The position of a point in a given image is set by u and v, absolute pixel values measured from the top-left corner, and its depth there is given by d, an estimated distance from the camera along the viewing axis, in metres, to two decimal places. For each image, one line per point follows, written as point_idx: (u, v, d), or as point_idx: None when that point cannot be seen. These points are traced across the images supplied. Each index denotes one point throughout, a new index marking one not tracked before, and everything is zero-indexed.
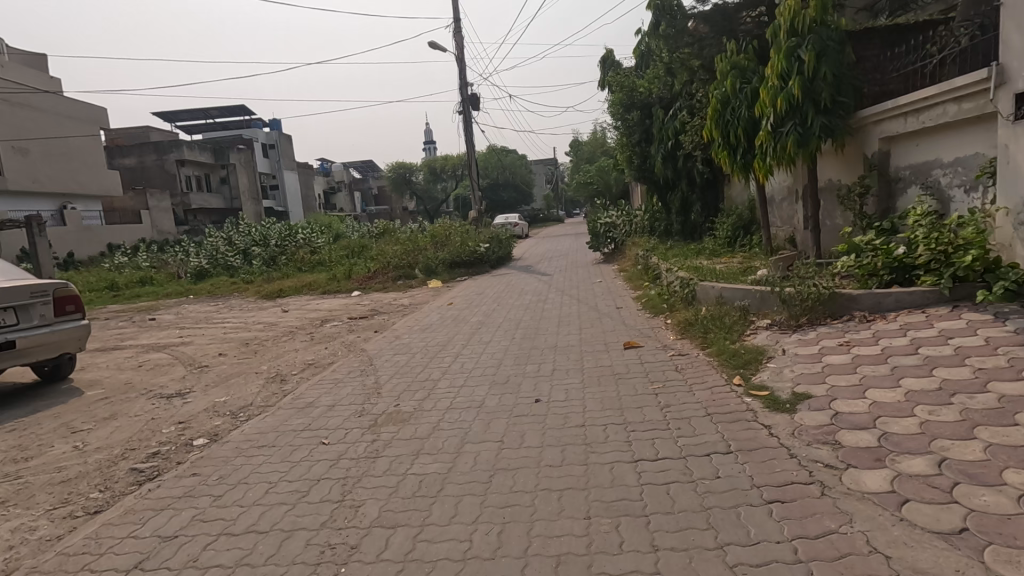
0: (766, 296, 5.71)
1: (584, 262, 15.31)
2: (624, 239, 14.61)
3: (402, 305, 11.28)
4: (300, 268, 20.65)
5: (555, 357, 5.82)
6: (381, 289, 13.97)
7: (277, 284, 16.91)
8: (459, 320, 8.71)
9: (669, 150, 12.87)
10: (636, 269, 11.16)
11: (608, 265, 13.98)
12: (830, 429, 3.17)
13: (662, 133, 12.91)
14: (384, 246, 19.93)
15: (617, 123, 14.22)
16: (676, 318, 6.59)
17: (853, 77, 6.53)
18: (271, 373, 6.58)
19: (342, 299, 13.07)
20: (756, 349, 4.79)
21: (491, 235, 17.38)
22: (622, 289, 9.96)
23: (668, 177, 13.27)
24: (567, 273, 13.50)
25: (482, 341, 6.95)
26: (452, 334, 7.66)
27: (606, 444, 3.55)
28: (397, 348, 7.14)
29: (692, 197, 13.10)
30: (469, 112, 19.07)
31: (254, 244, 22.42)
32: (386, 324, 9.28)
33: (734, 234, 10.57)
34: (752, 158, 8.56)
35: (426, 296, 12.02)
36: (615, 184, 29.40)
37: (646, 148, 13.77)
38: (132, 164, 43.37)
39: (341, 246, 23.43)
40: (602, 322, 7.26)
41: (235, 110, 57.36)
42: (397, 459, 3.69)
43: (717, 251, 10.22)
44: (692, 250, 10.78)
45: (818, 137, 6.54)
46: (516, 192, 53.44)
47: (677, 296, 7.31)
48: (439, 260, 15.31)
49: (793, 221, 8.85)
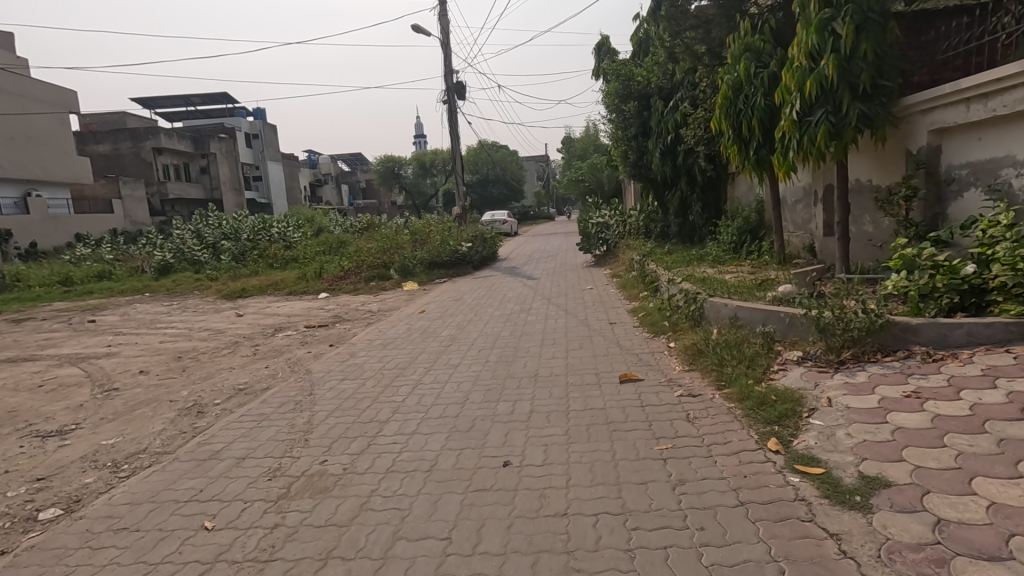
0: (794, 321, 4.62)
1: (574, 264, 14.21)
2: (617, 241, 13.53)
3: (369, 311, 10.08)
4: (272, 264, 19.40)
5: (533, 392, 4.68)
6: (352, 291, 12.75)
7: (242, 282, 15.61)
8: (427, 333, 7.55)
9: (668, 146, 11.77)
10: (632, 276, 10.03)
11: (599, 269, 12.90)
12: (938, 556, 2.10)
13: (661, 126, 11.78)
14: (361, 243, 18.72)
15: (612, 115, 13.09)
16: (681, 343, 5.48)
17: (897, 57, 5.46)
18: (188, 401, 5.39)
19: (307, 301, 11.87)
20: (791, 395, 3.70)
21: (474, 233, 16.18)
22: (616, 300, 8.81)
23: (667, 174, 12.18)
24: (555, 277, 12.40)
25: (448, 364, 5.79)
26: (416, 352, 6.50)
27: (595, 555, 2.43)
28: (347, 371, 5.97)
29: (692, 197, 12.02)
30: (453, 101, 17.87)
31: (223, 238, 21.04)
32: (344, 335, 8.10)
33: (739, 239, 9.52)
34: (767, 155, 7.48)
35: (398, 302, 10.84)
36: (608, 182, 28.35)
37: (643, 143, 12.65)
38: (107, 151, 41.64)
39: (318, 241, 22.17)
40: (591, 343, 6.14)
41: (218, 97, 55.58)
42: (294, 571, 2.55)
43: (722, 258, 9.13)
44: (692, 256, 9.73)
45: (855, 128, 5.45)
46: (506, 189, 52.26)
47: (681, 314, 6.20)
48: (417, 259, 14.10)
49: (810, 227, 7.80)
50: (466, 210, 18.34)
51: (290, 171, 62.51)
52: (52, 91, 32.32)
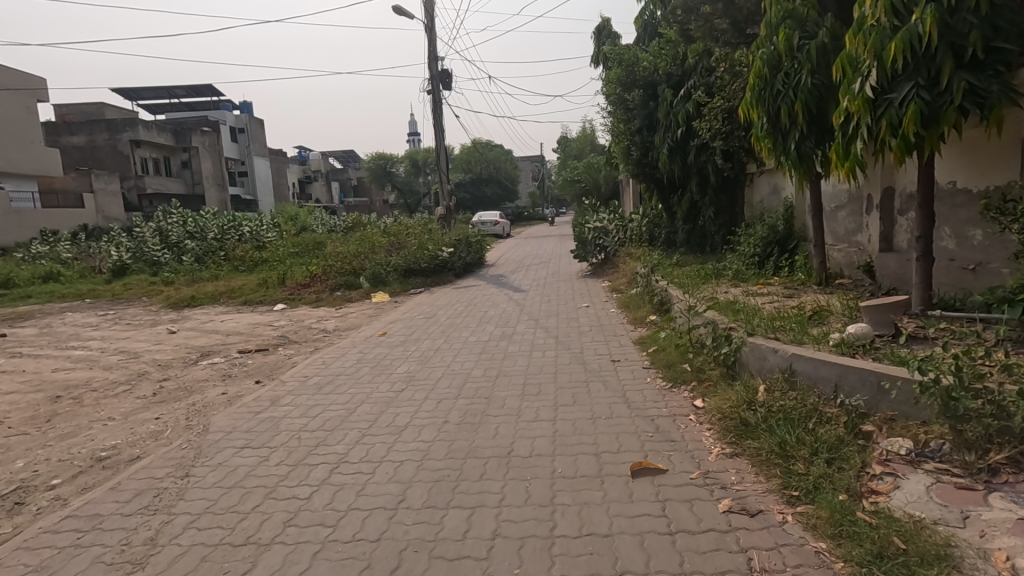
0: (898, 390, 3.08)
1: (568, 274, 12.68)
2: (617, 249, 12.05)
3: (323, 331, 8.45)
4: (239, 266, 17.77)
5: (503, 494, 3.11)
6: (313, 303, 11.11)
7: (196, 288, 13.96)
8: (379, 368, 5.94)
9: (678, 141, 10.23)
10: (636, 293, 8.44)
11: (596, 281, 11.39)
12: None
13: (670, 118, 10.23)
14: (337, 245, 17.15)
15: (612, 106, 11.54)
16: (714, 404, 3.94)
17: (1020, 12, 3.94)
18: (13, 481, 3.77)
19: (260, 314, 10.28)
20: (935, 547, 2.16)
21: (458, 236, 14.58)
22: (617, 325, 7.23)
23: (675, 174, 10.66)
24: (547, 289, 10.87)
25: (391, 428, 4.21)
26: (355, 402, 4.90)
27: None
28: (254, 431, 4.36)
29: (704, 199, 10.51)
30: (438, 91, 16.29)
31: (187, 237, 19.34)
32: (280, 367, 6.50)
33: (764, 251, 8.01)
34: (812, 148, 5.91)
35: (360, 318, 9.22)
36: (605, 182, 26.94)
37: (648, 138, 11.08)
38: (81, 143, 39.75)
39: (293, 241, 20.53)
40: (589, 396, 4.56)
41: (203, 90, 53.71)
42: None
43: (745, 275, 7.62)
44: (708, 270, 8.22)
45: (958, 108, 3.93)
46: (500, 189, 50.76)
47: (710, 355, 4.64)
48: (390, 265, 12.45)
49: (863, 240, 6.31)
50: (450, 211, 16.66)
51: (277, 167, 60.64)
52: (19, 77, 30.55)
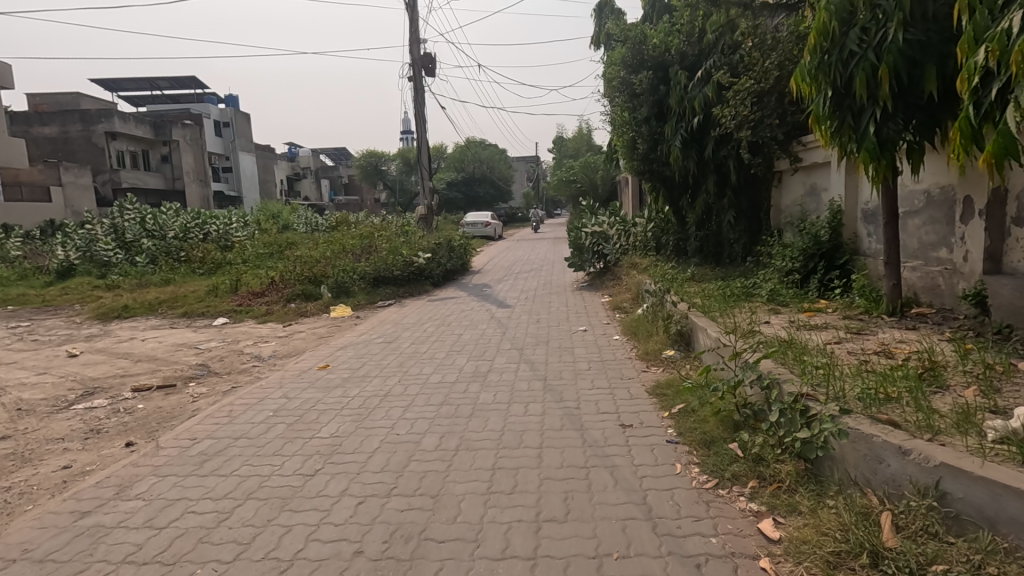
0: None
1: (561, 285, 11.12)
2: (618, 258, 10.56)
3: (255, 358, 6.78)
4: (198, 268, 16.04)
5: None
6: (260, 317, 9.43)
7: (138, 295, 12.25)
8: (296, 429, 4.27)
9: (693, 132, 8.64)
10: (644, 315, 6.84)
11: (594, 295, 9.79)
12: None
13: (683, 106, 8.64)
14: (306, 247, 15.48)
15: (614, 91, 9.92)
16: (805, 544, 2.35)
17: None
18: None
19: (193, 332, 8.59)
20: None
21: (438, 240, 12.91)
22: (623, 361, 5.62)
23: (688, 172, 9.10)
24: (538, 303, 9.29)
25: (266, 567, 2.57)
26: (236, 496, 3.26)
27: None
28: (48, 562, 2.70)
29: (721, 202, 8.95)
30: (420, 77, 14.64)
31: (144, 234, 17.56)
32: (171, 419, 4.82)
33: (806, 267, 6.44)
34: (897, 133, 4.27)
35: (307, 341, 7.55)
36: (602, 182, 25.48)
37: (656, 128, 9.43)
38: (53, 134, 37.87)
39: (262, 241, 18.81)
40: (590, 504, 2.95)
41: (186, 82, 51.78)
42: None
43: (784, 297, 6.06)
44: (735, 290, 6.65)
45: None
46: (493, 189, 49.23)
47: (773, 436, 3.05)
48: (356, 273, 10.76)
49: (955, 259, 4.76)
50: (431, 211, 15.02)
51: (264, 163, 58.73)
52: None
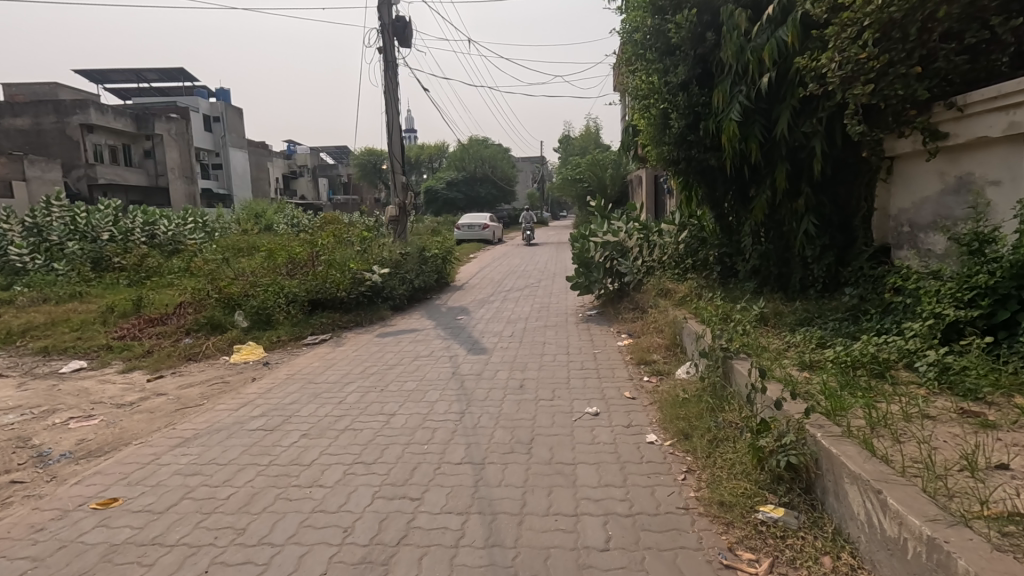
0: None
1: (563, 315, 8.35)
2: (639, 278, 8.05)
3: (32, 461, 3.98)
4: (126, 279, 13.24)
5: None
6: (134, 360, 6.63)
7: (16, 316, 9.43)
8: None
9: (758, 99, 5.84)
10: (699, 401, 3.99)
11: (607, 333, 6.98)
12: None
13: (743, 60, 5.83)
14: (254, 255, 12.71)
15: (640, 47, 7.14)
16: None
17: None
18: None
19: (13, 388, 5.77)
20: None
21: (406, 249, 10.07)
22: (677, 515, 2.83)
23: (746, 161, 6.28)
24: (528, 346, 6.48)
25: None
26: None
27: None
28: None
29: (793, 204, 6.14)
30: (392, 48, 11.86)
31: (71, 236, 14.76)
32: None
33: (993, 316, 3.63)
34: None
35: (152, 416, 4.76)
36: (612, 183, 22.69)
37: (702, 97, 6.58)
38: (25, 126, 35.17)
39: (214, 245, 16.02)
40: None
41: (174, 73, 49.14)
42: None
43: (970, 380, 3.23)
44: (860, 355, 3.80)
45: None
46: (495, 189, 46.53)
47: None
48: (284, 295, 7.93)
49: None
50: (404, 212, 12.02)
51: (256, 160, 56.10)
52: None
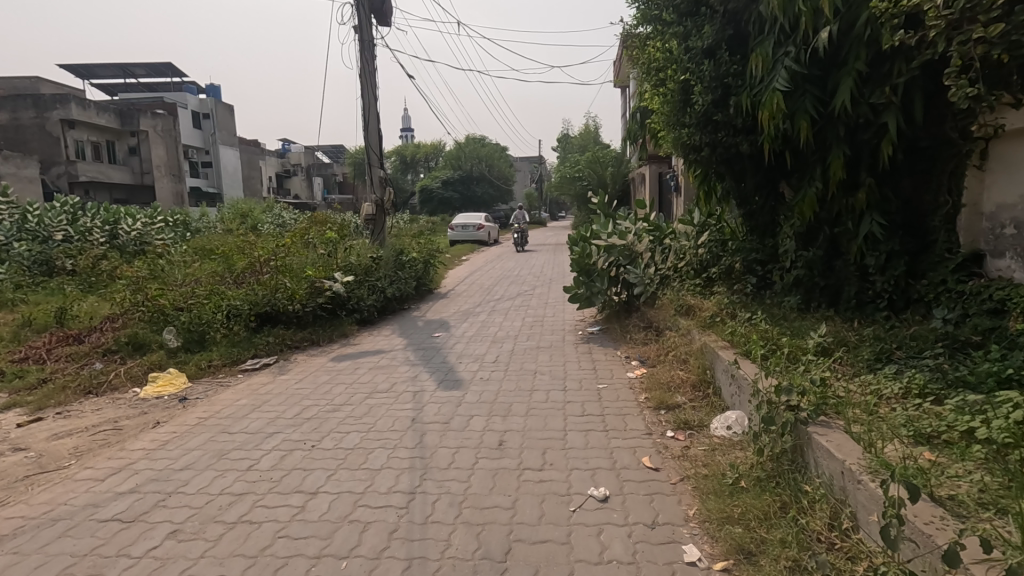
0: None
1: (560, 332, 7.02)
2: (650, 290, 6.73)
3: None
4: (74, 285, 11.83)
5: None
6: (20, 393, 5.27)
7: None
8: None
9: (809, 63, 4.52)
10: (760, 493, 2.65)
11: (614, 358, 5.65)
12: None
13: (791, 12, 4.51)
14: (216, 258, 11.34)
15: (655, 8, 5.86)
16: None
17: None
18: None
19: None
20: None
21: (379, 253, 8.71)
22: None
23: (790, 145, 4.97)
24: (515, 377, 5.14)
25: None
26: None
27: None
28: None
29: (851, 199, 4.82)
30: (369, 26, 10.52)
31: (19, 237, 13.35)
32: None
33: None
34: None
35: None
36: (613, 181, 21.36)
37: (733, 65, 5.27)
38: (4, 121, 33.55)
39: (180, 247, 14.62)
40: None
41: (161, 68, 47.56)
42: None
43: None
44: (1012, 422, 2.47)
45: None
46: (492, 189, 45.24)
47: None
48: (224, 308, 6.58)
49: None
50: (382, 210, 10.65)
51: (247, 159, 54.65)
52: None
